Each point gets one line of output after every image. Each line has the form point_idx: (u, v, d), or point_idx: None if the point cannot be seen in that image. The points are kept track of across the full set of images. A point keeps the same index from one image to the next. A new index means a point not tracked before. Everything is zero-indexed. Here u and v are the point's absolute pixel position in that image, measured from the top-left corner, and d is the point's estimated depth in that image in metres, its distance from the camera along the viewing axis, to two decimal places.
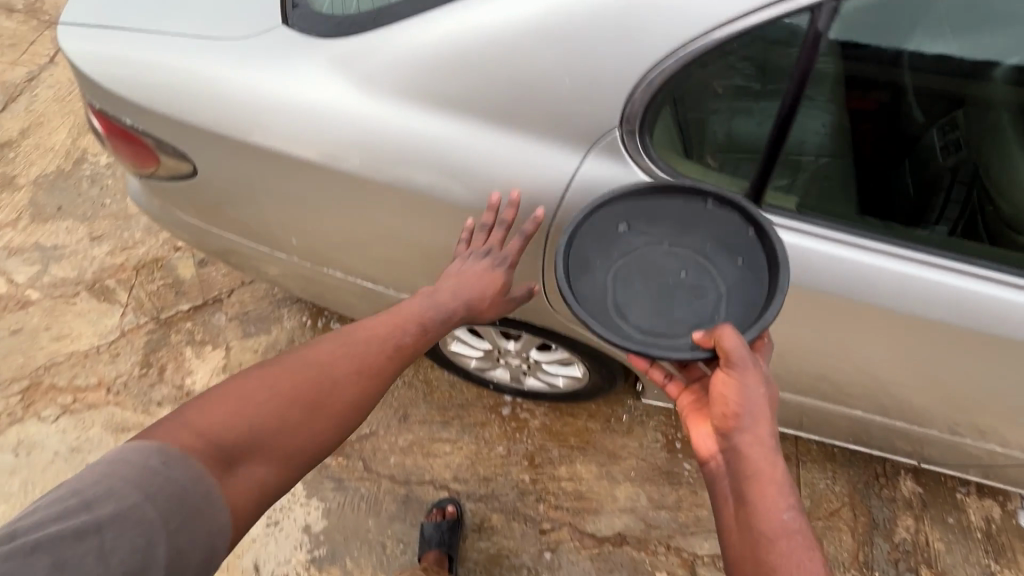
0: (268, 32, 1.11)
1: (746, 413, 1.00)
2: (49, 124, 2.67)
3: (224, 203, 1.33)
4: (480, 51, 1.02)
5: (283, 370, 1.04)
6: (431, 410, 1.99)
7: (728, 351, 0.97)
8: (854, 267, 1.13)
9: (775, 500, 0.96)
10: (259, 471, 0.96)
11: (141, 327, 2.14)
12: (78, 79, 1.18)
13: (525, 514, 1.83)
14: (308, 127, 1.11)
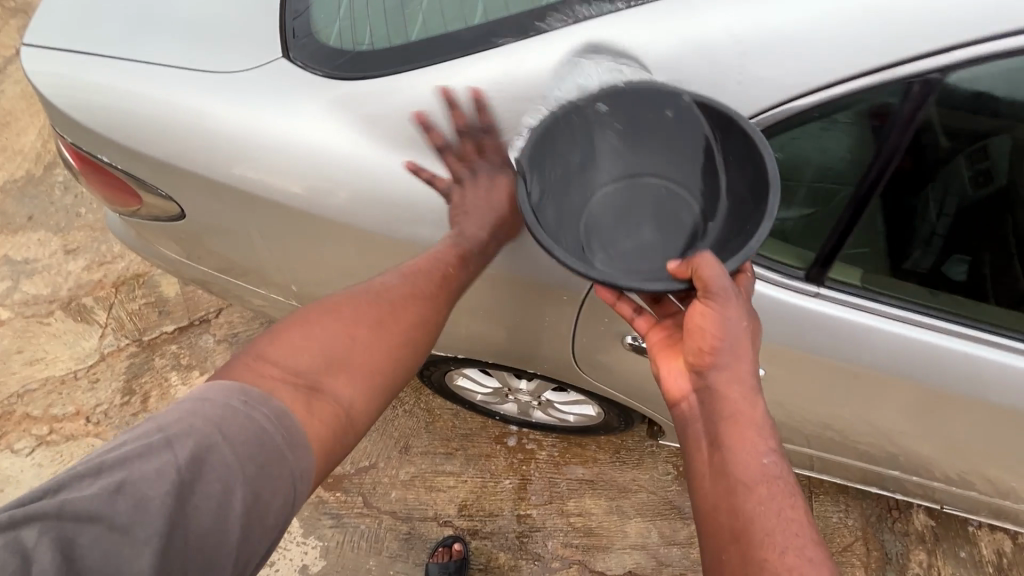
0: (266, 67, 0.98)
1: (725, 346, 0.92)
2: (17, 124, 2.48)
3: (215, 245, 1.21)
4: (515, 105, 0.92)
5: (347, 301, 0.95)
6: (434, 441, 1.90)
7: (706, 281, 0.87)
8: (851, 331, 1.08)
9: (754, 443, 0.89)
10: (341, 390, 0.88)
11: (122, 350, 2.01)
12: (47, 110, 1.05)
13: (532, 552, 1.76)
14: (316, 178, 1.00)
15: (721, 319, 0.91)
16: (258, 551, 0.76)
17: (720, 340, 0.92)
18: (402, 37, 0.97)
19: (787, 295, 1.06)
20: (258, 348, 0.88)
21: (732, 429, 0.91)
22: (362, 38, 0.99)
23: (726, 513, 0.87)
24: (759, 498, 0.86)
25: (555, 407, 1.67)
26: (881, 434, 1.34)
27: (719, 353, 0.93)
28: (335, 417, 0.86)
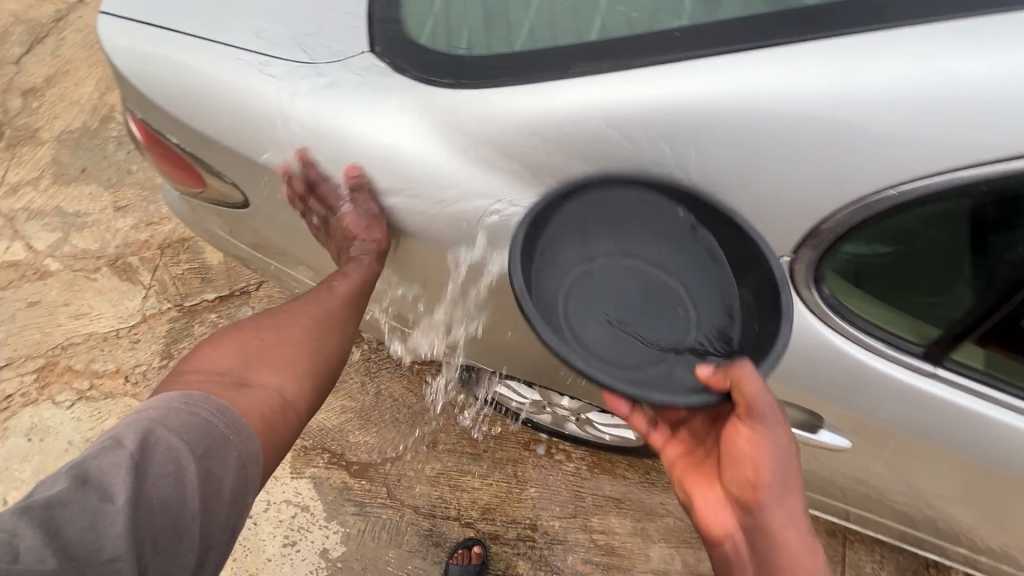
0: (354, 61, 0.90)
1: (772, 481, 0.91)
2: (76, 74, 2.49)
3: (273, 234, 1.18)
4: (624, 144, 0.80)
5: (261, 319, 1.05)
6: (462, 440, 1.88)
7: (753, 402, 0.83)
8: (958, 422, 0.95)
9: None
10: (274, 383, 0.96)
11: (163, 313, 2.03)
12: (120, 82, 1.01)
13: (551, 564, 1.73)
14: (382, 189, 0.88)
15: (773, 443, 0.90)
16: (221, 528, 0.81)
17: (768, 469, 0.91)
18: (505, 46, 0.85)
19: (901, 377, 0.92)
20: (177, 369, 0.95)
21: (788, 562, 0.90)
22: (457, 42, 0.88)
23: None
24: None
25: (593, 425, 1.62)
26: (920, 496, 1.24)
27: (768, 486, 0.92)
28: (270, 405, 0.93)
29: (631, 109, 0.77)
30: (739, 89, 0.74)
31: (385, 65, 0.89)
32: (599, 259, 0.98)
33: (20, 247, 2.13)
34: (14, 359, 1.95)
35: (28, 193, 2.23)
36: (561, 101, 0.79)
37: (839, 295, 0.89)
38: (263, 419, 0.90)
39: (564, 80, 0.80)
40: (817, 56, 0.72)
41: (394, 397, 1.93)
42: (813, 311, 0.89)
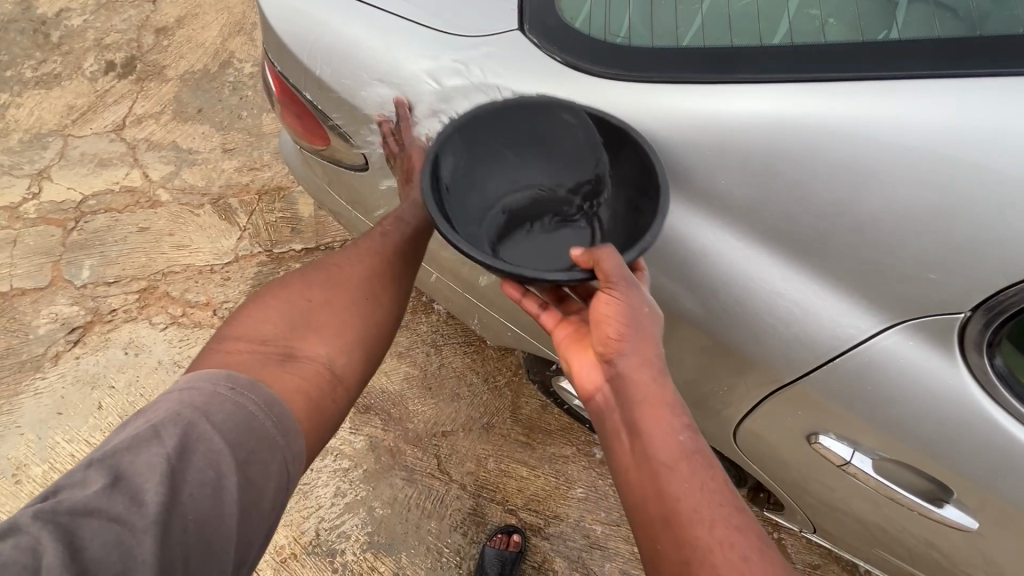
0: (504, 38, 0.87)
1: (626, 330, 0.84)
2: (204, 18, 2.62)
3: (382, 201, 1.19)
4: (796, 161, 0.71)
5: (313, 277, 1.05)
6: (516, 426, 1.88)
7: (605, 274, 0.82)
8: None
9: (670, 423, 0.82)
10: (322, 350, 0.97)
11: (254, 256, 2.13)
12: (267, 34, 1.05)
13: (588, 567, 1.71)
14: None
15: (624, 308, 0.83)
16: (260, 534, 0.81)
17: (620, 323, 0.85)
18: (670, 41, 0.79)
19: None
20: (221, 334, 0.96)
21: (645, 416, 0.83)
22: (616, 30, 0.83)
23: (653, 504, 0.79)
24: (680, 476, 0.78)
25: None
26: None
27: (624, 337, 0.85)
28: (316, 380, 0.94)
29: (818, 127, 0.69)
30: (953, 124, 0.65)
31: (537, 46, 0.85)
32: (537, 186, 1.03)
33: (137, 174, 2.29)
34: (121, 277, 2.11)
35: (150, 125, 2.39)
36: (738, 108, 0.73)
37: (1017, 375, 0.73)
38: (307, 400, 0.90)
39: (746, 86, 0.73)
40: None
41: (456, 371, 1.95)
42: (982, 385, 0.74)
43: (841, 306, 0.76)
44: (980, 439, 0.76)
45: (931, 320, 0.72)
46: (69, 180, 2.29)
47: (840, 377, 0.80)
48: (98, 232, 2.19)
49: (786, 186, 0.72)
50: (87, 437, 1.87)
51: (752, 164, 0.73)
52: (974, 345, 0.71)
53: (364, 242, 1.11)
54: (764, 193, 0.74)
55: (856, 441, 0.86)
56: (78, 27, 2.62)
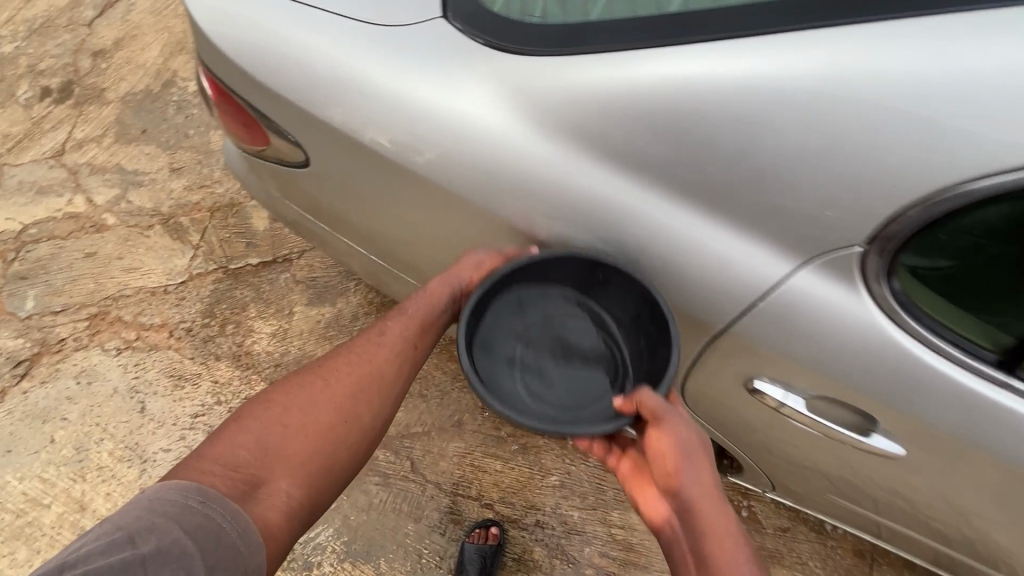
0: (423, 23, 0.90)
1: (684, 465, 0.91)
2: (142, 39, 2.58)
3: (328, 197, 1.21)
4: (699, 116, 0.76)
5: (296, 391, 1.02)
6: (488, 421, 1.89)
7: (654, 416, 0.91)
8: None
9: (735, 555, 0.87)
10: (290, 481, 0.94)
11: (209, 273, 2.09)
12: (197, 37, 1.06)
13: (567, 553, 1.73)
14: (445, 151, 0.89)
15: (676, 441, 0.91)
16: None
17: (678, 461, 0.91)
18: (580, 16, 0.85)
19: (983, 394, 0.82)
20: (201, 447, 0.95)
21: (712, 551, 0.88)
22: (532, 12, 0.88)
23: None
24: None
25: None
26: (969, 521, 1.10)
27: (682, 472, 0.91)
28: (283, 512, 0.92)
29: (714, 84, 0.75)
30: (833, 66, 0.70)
31: (464, 33, 0.88)
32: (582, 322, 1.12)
33: (81, 200, 2.23)
34: (68, 305, 2.04)
35: (91, 149, 2.33)
36: (641, 71, 0.78)
37: (916, 300, 0.80)
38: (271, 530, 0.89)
39: (646, 50, 0.78)
40: (919, 37, 0.68)
41: (423, 373, 1.95)
42: (888, 314, 0.80)
43: (756, 252, 0.82)
44: (894, 366, 0.83)
45: (830, 254, 0.78)
46: (8, 210, 2.21)
47: (764, 323, 0.86)
48: (42, 260, 2.12)
49: (692, 143, 0.78)
50: (40, 473, 1.80)
51: (659, 124, 0.78)
52: (873, 274, 0.78)
53: (359, 351, 1.07)
54: (674, 150, 0.79)
55: (789, 382, 0.92)
56: (9, 55, 2.55)
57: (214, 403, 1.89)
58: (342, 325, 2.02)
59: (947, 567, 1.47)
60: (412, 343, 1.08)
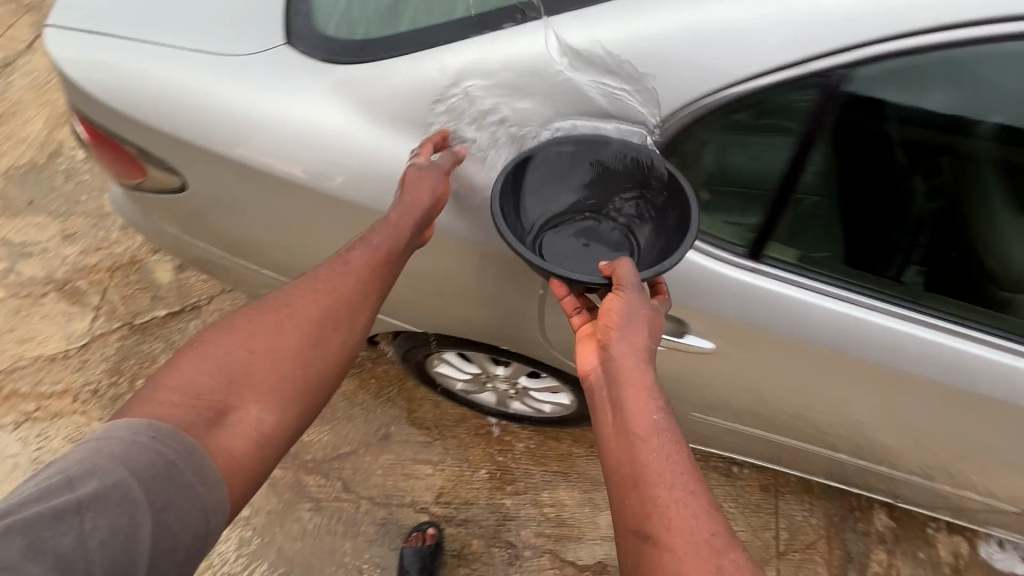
0: (271, 50, 1.08)
1: (624, 325, 1.03)
2: (23, 114, 2.56)
3: (211, 219, 1.30)
4: (489, 92, 1.02)
5: (260, 319, 1.01)
6: (414, 429, 1.96)
7: (620, 279, 1.05)
8: (817, 313, 1.16)
9: (647, 404, 0.96)
10: (252, 413, 0.93)
11: (114, 332, 2.06)
12: (63, 82, 1.14)
13: (504, 539, 1.80)
14: (308, 151, 1.08)
15: (626, 304, 1.03)
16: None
17: (620, 321, 1.03)
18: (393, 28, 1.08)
19: (739, 274, 1.15)
20: (157, 378, 0.93)
21: (625, 393, 0.98)
22: (357, 30, 1.10)
23: (631, 479, 0.91)
24: (650, 452, 0.91)
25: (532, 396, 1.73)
26: (819, 403, 1.36)
27: (620, 330, 1.03)
28: (245, 444, 0.91)
29: (493, 68, 1.00)
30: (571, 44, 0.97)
31: (301, 53, 1.08)
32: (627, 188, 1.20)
33: None
34: None
35: None
36: (443, 66, 1.02)
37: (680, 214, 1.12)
38: (231, 463, 0.89)
39: (444, 50, 1.02)
40: (625, 14, 0.95)
41: (346, 394, 2.00)
42: None
43: None
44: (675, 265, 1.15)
45: None
46: None
47: None
48: None
49: (505, 129, 1.06)
50: None
51: (463, 104, 1.04)
52: None
53: (322, 277, 1.06)
54: (478, 121, 1.05)
55: None
56: None
57: None
58: None
59: (833, 476, 1.67)
60: (377, 269, 1.08)
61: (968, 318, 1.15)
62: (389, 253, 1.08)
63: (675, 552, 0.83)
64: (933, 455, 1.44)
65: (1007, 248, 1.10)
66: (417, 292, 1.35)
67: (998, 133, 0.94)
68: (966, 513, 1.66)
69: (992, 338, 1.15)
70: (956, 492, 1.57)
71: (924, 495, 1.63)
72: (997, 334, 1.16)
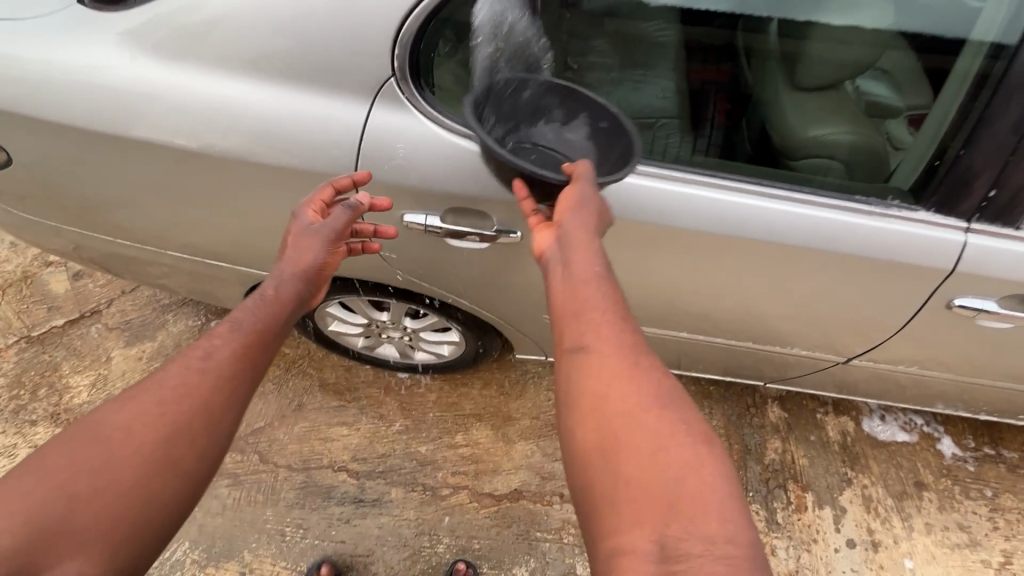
0: (62, 11, 1.15)
1: (579, 206, 1.01)
2: None
3: (51, 191, 1.33)
4: (250, 13, 1.05)
5: (86, 449, 0.81)
6: (327, 396, 2.01)
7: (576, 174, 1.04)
8: (654, 194, 1.17)
9: (589, 261, 0.98)
10: (77, 561, 0.74)
11: (10, 347, 2.04)
12: None
13: (422, 483, 1.87)
14: (111, 100, 1.13)
15: (584, 193, 1.02)
16: None
17: (577, 203, 1.02)
18: None
19: None
20: None
21: (573, 257, 0.99)
22: None
23: (572, 316, 0.93)
24: (589, 293, 0.95)
25: (424, 339, 1.78)
26: (701, 290, 1.34)
27: (575, 212, 1.01)
28: None
29: None
30: None
31: (90, 8, 1.14)
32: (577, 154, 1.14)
33: None
34: None
35: None
36: None
37: None
38: None
39: None
40: None
41: None
42: (439, 122, 1.10)
43: (339, 104, 1.10)
44: (462, 160, 1.11)
45: (380, 90, 1.08)
46: None
47: (372, 160, 1.12)
48: None
49: (277, 49, 1.07)
50: None
51: (230, 30, 1.07)
52: (412, 94, 1.08)
53: (174, 376, 0.91)
54: (248, 44, 1.07)
55: (421, 206, 1.17)
56: None
57: None
58: (165, 355, 2.04)
59: (729, 370, 1.63)
60: (253, 351, 0.99)
61: (791, 182, 1.18)
62: (268, 323, 1.04)
63: (608, 364, 0.86)
64: (760, 321, 1.40)
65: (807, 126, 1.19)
66: (257, 237, 1.33)
67: (778, 26, 1.11)
68: (850, 386, 1.64)
69: (823, 198, 1.17)
70: (841, 365, 1.52)
71: (812, 374, 1.58)
72: (828, 195, 1.17)
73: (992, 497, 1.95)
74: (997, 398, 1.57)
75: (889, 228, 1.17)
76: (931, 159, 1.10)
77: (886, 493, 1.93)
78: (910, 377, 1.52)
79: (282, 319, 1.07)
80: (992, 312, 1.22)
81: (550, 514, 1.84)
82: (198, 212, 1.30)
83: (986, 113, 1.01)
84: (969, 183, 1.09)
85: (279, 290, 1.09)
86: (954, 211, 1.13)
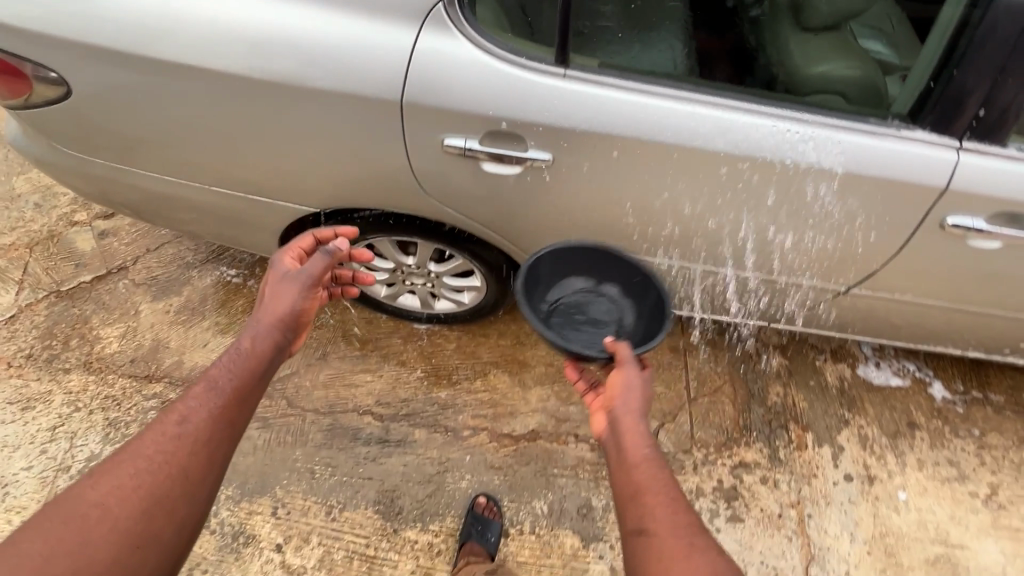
0: None
1: (624, 392, 1.10)
2: None
3: (101, 126, 1.39)
4: None
5: (57, 518, 0.81)
6: (350, 345, 2.09)
7: (620, 356, 1.15)
8: (677, 113, 1.24)
9: (636, 442, 1.03)
10: None
11: (40, 301, 2.10)
12: None
13: (444, 425, 1.96)
14: (175, 29, 1.23)
15: (626, 376, 1.12)
16: None
17: (622, 389, 1.11)
18: None
19: (576, 84, 1.22)
20: None
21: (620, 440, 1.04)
22: None
23: (631, 496, 0.96)
24: (644, 473, 0.98)
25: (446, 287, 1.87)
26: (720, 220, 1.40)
27: (621, 397, 1.10)
28: None
29: None
30: None
31: None
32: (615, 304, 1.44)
33: None
34: None
35: None
36: None
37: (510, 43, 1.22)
38: None
39: None
40: None
41: None
42: (481, 47, 1.20)
43: (388, 30, 1.18)
44: (502, 81, 1.20)
45: (429, 16, 1.17)
46: None
47: (419, 84, 1.21)
48: None
49: None
50: None
51: None
52: (457, 19, 1.18)
53: (151, 443, 0.91)
54: None
55: (462, 128, 1.25)
56: None
57: (72, 412, 1.90)
58: (191, 308, 2.11)
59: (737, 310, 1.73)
60: (231, 407, 0.99)
61: (802, 103, 1.27)
62: (245, 378, 1.04)
63: (666, 546, 0.87)
64: (773, 254, 1.48)
65: (814, 57, 1.28)
66: (297, 168, 1.39)
67: None
68: (849, 325, 1.74)
69: (830, 118, 1.26)
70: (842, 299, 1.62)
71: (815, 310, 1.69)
72: (834, 116, 1.26)
73: (979, 435, 2.07)
74: (984, 331, 1.69)
75: (889, 146, 1.27)
76: (928, 80, 1.20)
77: (881, 432, 2.05)
78: (905, 311, 1.63)
79: (261, 370, 1.07)
80: (981, 231, 1.34)
81: (565, 452, 1.94)
82: (242, 142, 1.37)
83: (978, 33, 1.12)
84: (963, 102, 1.19)
85: (256, 342, 1.10)
86: (949, 130, 1.25)
